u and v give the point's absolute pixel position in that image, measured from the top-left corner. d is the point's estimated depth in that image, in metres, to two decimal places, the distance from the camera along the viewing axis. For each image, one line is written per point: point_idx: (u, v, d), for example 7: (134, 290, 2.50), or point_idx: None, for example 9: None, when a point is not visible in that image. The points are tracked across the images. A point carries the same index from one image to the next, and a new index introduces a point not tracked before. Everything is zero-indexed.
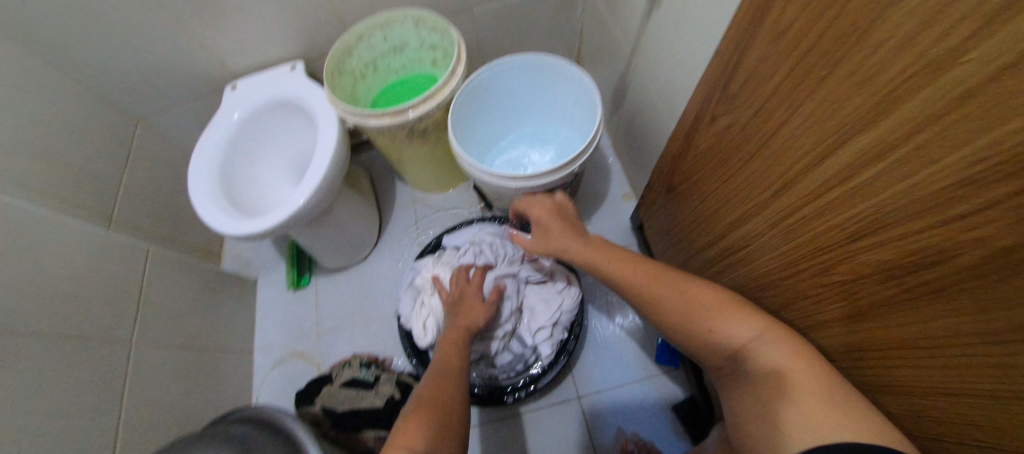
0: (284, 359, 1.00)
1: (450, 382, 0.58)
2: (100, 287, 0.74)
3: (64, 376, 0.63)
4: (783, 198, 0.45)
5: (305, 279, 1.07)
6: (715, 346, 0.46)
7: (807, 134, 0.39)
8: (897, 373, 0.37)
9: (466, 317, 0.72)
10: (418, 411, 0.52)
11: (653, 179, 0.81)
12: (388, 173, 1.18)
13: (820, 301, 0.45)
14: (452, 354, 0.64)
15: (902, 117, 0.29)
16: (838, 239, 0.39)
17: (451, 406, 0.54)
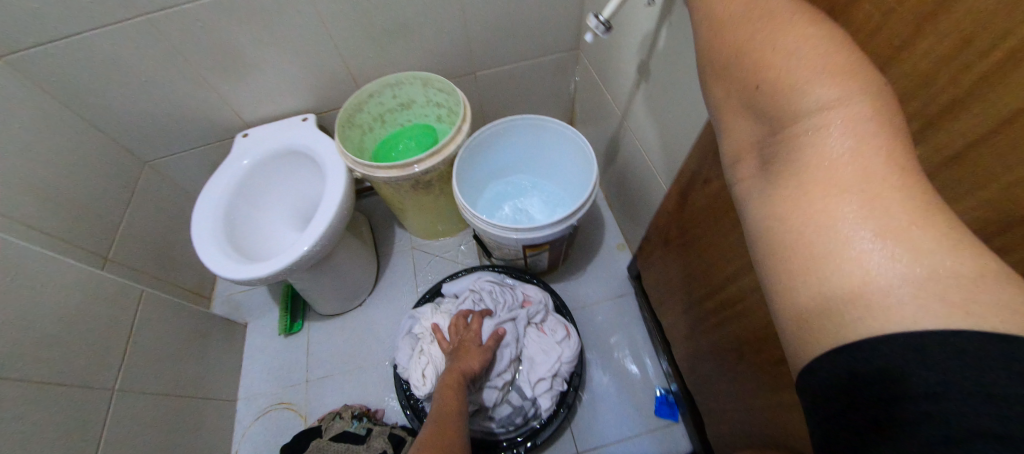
0: (269, 410, 0.96)
1: (450, 434, 0.57)
2: (87, 331, 0.71)
3: (39, 431, 0.60)
4: None
5: (297, 325, 1.04)
6: (812, 142, 0.25)
7: None
8: None
9: (465, 366, 0.72)
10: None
11: (650, 232, 0.85)
12: (388, 219, 1.21)
13: None
14: (451, 405, 0.63)
15: (982, 114, 0.24)
16: None
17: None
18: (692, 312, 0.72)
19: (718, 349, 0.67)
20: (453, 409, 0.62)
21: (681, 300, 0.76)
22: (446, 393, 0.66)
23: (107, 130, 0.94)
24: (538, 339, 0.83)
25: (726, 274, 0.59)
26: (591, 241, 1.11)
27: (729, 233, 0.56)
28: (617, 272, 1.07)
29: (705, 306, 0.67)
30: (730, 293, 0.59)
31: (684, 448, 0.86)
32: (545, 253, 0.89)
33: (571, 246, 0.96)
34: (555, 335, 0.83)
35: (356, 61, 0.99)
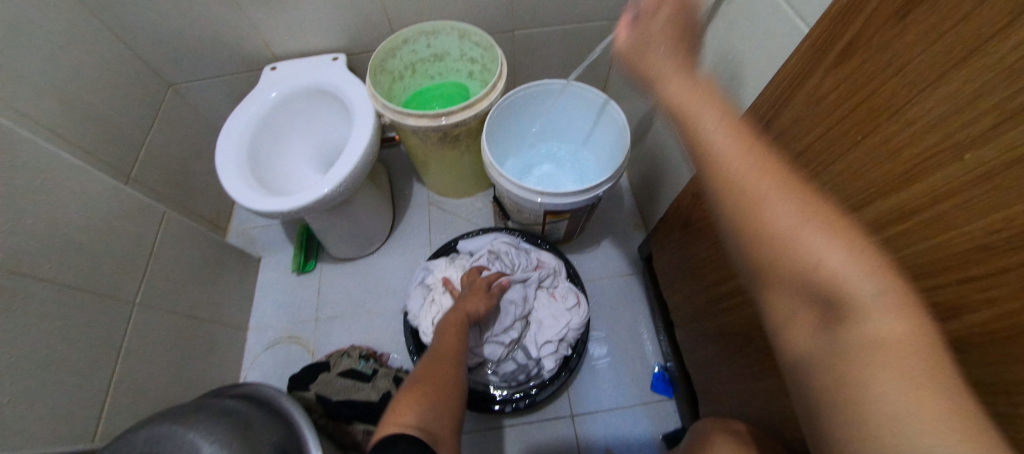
0: (278, 342, 0.99)
1: (452, 367, 0.58)
2: (111, 243, 0.73)
3: (67, 329, 0.62)
4: None
5: (310, 265, 1.06)
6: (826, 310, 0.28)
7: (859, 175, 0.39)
8: (991, 358, 0.30)
9: (474, 307, 0.72)
10: (418, 391, 0.52)
11: (669, 214, 0.84)
12: (407, 172, 1.20)
13: None
14: (454, 339, 0.64)
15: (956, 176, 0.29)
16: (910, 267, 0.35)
17: (452, 389, 0.54)
18: (705, 293, 0.72)
19: (725, 331, 0.68)
20: (457, 344, 0.64)
21: (694, 281, 0.76)
22: (449, 327, 0.67)
23: (134, 45, 0.92)
24: (548, 304, 0.84)
25: None
26: (607, 218, 1.12)
27: None
28: (630, 251, 1.07)
29: (719, 289, 0.67)
30: None
31: (673, 424, 0.89)
32: (563, 223, 0.89)
33: (589, 219, 0.96)
34: (565, 302, 0.84)
35: (394, 4, 0.95)
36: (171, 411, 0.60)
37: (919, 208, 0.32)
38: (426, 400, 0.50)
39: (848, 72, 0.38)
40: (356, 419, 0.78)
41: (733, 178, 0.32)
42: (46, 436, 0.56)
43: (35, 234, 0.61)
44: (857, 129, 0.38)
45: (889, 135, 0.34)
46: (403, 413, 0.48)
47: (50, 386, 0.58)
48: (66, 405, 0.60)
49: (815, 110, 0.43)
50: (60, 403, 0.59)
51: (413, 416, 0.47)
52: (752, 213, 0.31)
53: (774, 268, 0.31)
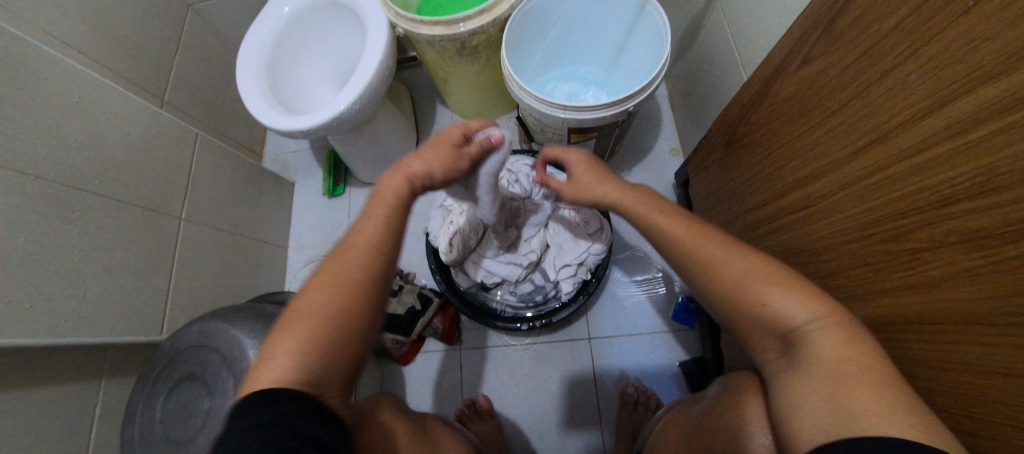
0: (316, 259, 1.06)
1: (355, 288, 0.40)
2: (154, 162, 0.77)
3: (123, 239, 0.69)
4: (855, 160, 0.41)
5: (339, 189, 1.09)
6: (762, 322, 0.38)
7: (864, 119, 0.40)
8: (951, 298, 0.33)
9: (420, 177, 0.46)
10: (299, 325, 0.37)
11: (712, 132, 0.74)
12: (430, 95, 1.15)
13: (876, 268, 0.41)
14: (372, 243, 0.42)
15: (946, 120, 0.32)
16: (894, 211, 0.37)
17: (354, 323, 0.39)
18: (740, 219, 0.66)
19: None
20: (375, 249, 0.42)
21: (730, 207, 0.69)
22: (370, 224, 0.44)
23: None
24: (569, 228, 0.81)
25: (788, 179, 0.52)
26: (641, 143, 1.03)
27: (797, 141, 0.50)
28: (664, 178, 1.00)
29: (755, 213, 0.61)
30: (795, 198, 0.52)
31: (693, 352, 0.89)
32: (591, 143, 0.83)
33: (619, 141, 0.88)
34: (588, 227, 0.80)
35: None
36: (218, 310, 0.66)
37: (871, 250, 0.41)
38: (300, 353, 0.36)
39: (793, 115, 0.50)
40: (384, 329, 0.85)
41: (684, 248, 0.43)
42: (119, 326, 0.66)
43: (79, 151, 0.65)
44: (812, 185, 0.48)
45: (840, 180, 0.43)
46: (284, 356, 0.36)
47: (115, 286, 0.66)
48: (130, 303, 0.68)
49: (780, 164, 0.54)
50: (124, 300, 0.67)
51: (289, 364, 0.36)
52: (699, 272, 0.41)
53: (738, 318, 0.40)
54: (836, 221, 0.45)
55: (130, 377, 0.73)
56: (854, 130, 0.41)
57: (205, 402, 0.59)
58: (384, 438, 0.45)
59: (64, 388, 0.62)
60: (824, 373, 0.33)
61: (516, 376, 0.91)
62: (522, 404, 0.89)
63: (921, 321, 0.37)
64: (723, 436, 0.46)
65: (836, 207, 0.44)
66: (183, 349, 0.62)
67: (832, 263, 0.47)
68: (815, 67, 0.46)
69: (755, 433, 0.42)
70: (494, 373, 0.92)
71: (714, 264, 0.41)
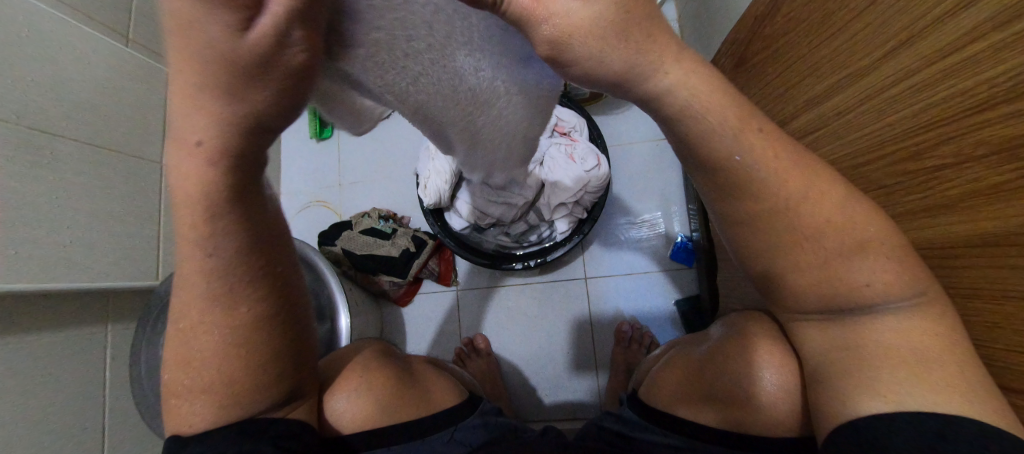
0: (308, 205, 1.03)
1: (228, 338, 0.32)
2: (124, 105, 0.72)
3: (104, 189, 0.67)
4: (880, 68, 0.36)
5: (327, 132, 1.03)
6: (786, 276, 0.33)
7: (895, 17, 0.34)
8: (971, 220, 0.30)
9: (221, 121, 0.23)
10: (180, 389, 0.33)
11: (722, 51, 0.66)
12: None
13: (890, 192, 0.37)
14: (210, 298, 0.31)
15: (992, 8, 0.26)
16: (918, 124, 0.33)
17: (236, 383, 0.33)
18: None
19: None
20: (222, 306, 0.31)
21: None
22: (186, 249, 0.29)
23: None
24: (566, 164, 0.77)
25: (800, 99, 0.47)
26: None
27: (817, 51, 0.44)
28: None
29: None
30: (804, 121, 0.47)
31: (688, 290, 0.88)
32: None
33: None
34: (585, 163, 0.77)
35: None
36: None
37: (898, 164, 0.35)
38: (196, 416, 0.33)
39: (817, 15, 0.43)
40: (381, 271, 0.87)
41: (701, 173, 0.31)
42: (112, 272, 0.67)
43: (42, 90, 0.60)
44: (837, 95, 0.41)
45: (866, 88, 0.38)
46: (182, 417, 0.33)
47: (103, 235, 0.66)
48: (119, 253, 0.68)
49: (800, 75, 0.47)
50: (112, 249, 0.67)
51: (186, 425, 0.33)
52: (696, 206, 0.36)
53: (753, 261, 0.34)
54: (848, 143, 0.41)
55: (131, 321, 0.75)
56: (894, 21, 0.34)
57: None
58: (363, 388, 0.47)
59: (64, 333, 0.64)
60: (855, 324, 0.31)
61: (513, 316, 0.93)
62: (519, 342, 0.91)
63: (937, 247, 0.34)
64: (714, 381, 0.45)
65: (862, 120, 0.38)
66: None
67: None
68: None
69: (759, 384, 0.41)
70: (490, 313, 0.93)
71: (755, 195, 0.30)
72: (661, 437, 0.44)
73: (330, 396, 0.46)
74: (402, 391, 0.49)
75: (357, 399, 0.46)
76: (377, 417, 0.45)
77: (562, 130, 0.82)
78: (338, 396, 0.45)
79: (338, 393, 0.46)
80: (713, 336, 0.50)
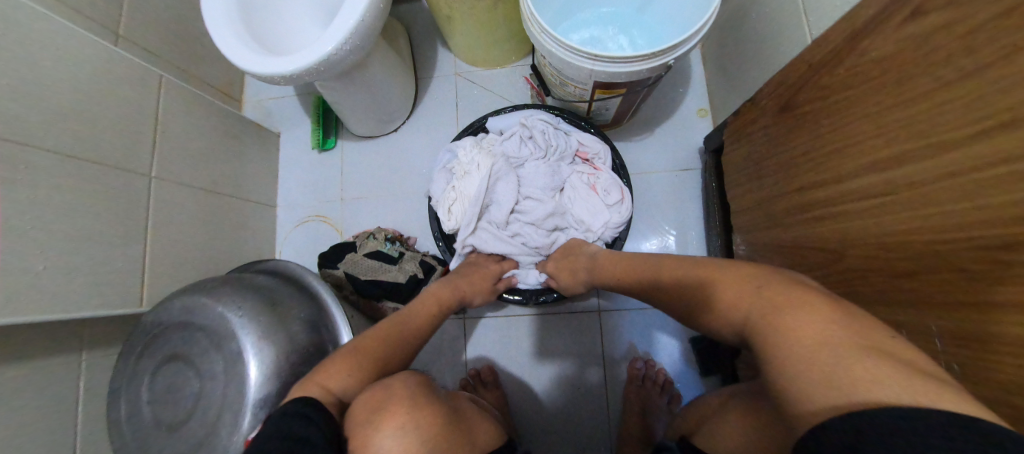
0: (307, 220, 0.97)
1: (399, 347, 0.55)
2: (110, 111, 0.65)
3: (82, 206, 0.60)
4: (967, 147, 0.34)
5: (330, 143, 0.98)
6: None
7: (992, 97, 0.31)
8: None
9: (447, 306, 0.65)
10: (347, 362, 0.48)
11: (761, 93, 0.63)
12: (431, 34, 1.00)
13: (972, 279, 0.34)
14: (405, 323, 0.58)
15: None
16: (1009, 215, 0.30)
17: (383, 368, 0.51)
18: (781, 200, 0.59)
19: (798, 244, 0.56)
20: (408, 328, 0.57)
21: (770, 184, 0.62)
22: (423, 304, 0.63)
23: None
24: (589, 197, 0.77)
25: (862, 161, 0.45)
26: (666, 101, 0.93)
27: (886, 115, 0.41)
28: (688, 143, 0.91)
29: (803, 195, 0.55)
30: (864, 185, 0.45)
31: None
32: (616, 100, 0.74)
33: (647, 97, 0.79)
34: (608, 197, 0.76)
35: None
36: (202, 282, 0.61)
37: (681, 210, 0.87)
38: (350, 378, 0.47)
39: (891, 78, 0.40)
40: (384, 297, 0.81)
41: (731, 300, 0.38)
42: (90, 300, 0.60)
43: (17, 97, 0.53)
44: (887, 172, 0.42)
45: (949, 165, 0.35)
46: (334, 375, 0.46)
47: (80, 259, 0.59)
48: (95, 279, 0.61)
49: (849, 139, 0.46)
50: (89, 275, 0.60)
51: (342, 383, 0.46)
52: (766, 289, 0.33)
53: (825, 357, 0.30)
54: (925, 218, 0.38)
55: (107, 349, 0.68)
56: (977, 107, 0.32)
57: (194, 385, 0.55)
58: (412, 424, 0.42)
59: (29, 370, 0.56)
60: None
61: (521, 347, 0.89)
62: (529, 373, 0.88)
63: (1014, 349, 0.31)
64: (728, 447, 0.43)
65: (903, 206, 0.40)
66: (167, 325, 0.57)
67: (911, 264, 0.40)
68: (939, 18, 0.35)
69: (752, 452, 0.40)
70: (498, 342, 0.89)
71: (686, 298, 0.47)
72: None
73: (375, 430, 0.41)
74: (453, 437, 0.44)
75: (405, 436, 0.41)
76: None
77: (584, 157, 0.80)
78: (385, 431, 0.41)
79: (385, 426, 0.41)
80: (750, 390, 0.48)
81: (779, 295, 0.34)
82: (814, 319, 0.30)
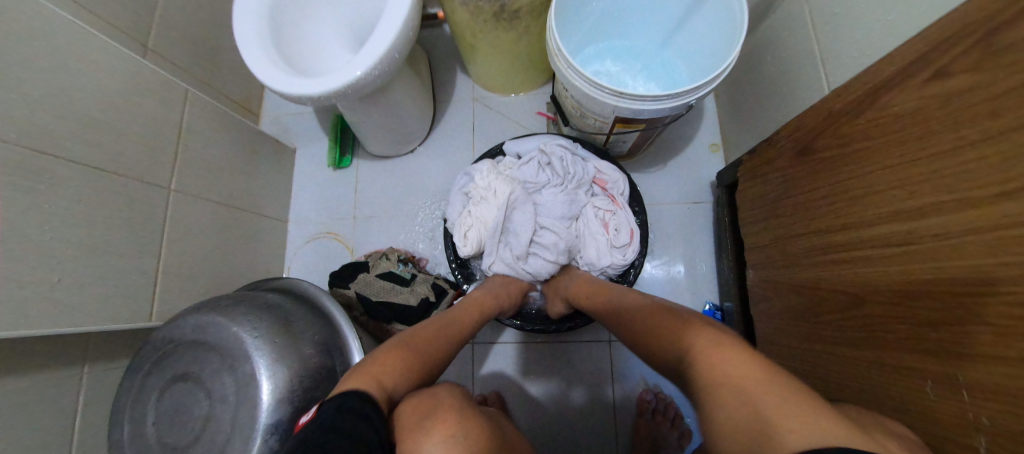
0: (318, 236, 0.97)
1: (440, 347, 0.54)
2: (134, 123, 0.65)
3: (99, 218, 0.59)
4: (997, 205, 0.34)
5: (346, 161, 0.98)
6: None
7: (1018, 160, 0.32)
8: None
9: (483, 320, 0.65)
10: (393, 358, 0.47)
11: (777, 135, 0.65)
12: (451, 60, 1.03)
13: (999, 334, 0.34)
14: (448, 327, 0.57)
15: None
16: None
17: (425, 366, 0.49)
18: (801, 241, 0.60)
19: (817, 287, 0.57)
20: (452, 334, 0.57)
21: (788, 224, 0.63)
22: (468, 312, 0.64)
23: None
24: (599, 234, 0.76)
25: (884, 209, 0.46)
26: (678, 136, 0.95)
27: (910, 169, 0.42)
28: (700, 177, 0.93)
29: (823, 238, 0.55)
30: (885, 233, 0.46)
31: None
32: (633, 134, 0.75)
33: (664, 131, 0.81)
34: (617, 237, 0.76)
35: None
36: (215, 300, 0.60)
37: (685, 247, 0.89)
38: (398, 374, 0.45)
39: (913, 131, 0.42)
40: (395, 319, 0.81)
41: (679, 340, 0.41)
42: (98, 313, 0.58)
43: (45, 109, 0.53)
44: (904, 222, 0.43)
45: (980, 221, 0.36)
46: (386, 370, 0.45)
47: (94, 272, 0.58)
48: (105, 294, 0.59)
49: (863, 189, 0.48)
50: (99, 290, 0.59)
51: (390, 376, 0.44)
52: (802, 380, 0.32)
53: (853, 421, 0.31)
54: (951, 270, 0.38)
55: (107, 363, 0.65)
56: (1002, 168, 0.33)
57: (202, 405, 0.53)
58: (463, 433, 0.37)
59: (25, 384, 0.54)
60: None
61: (529, 375, 0.88)
62: (537, 403, 0.86)
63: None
64: None
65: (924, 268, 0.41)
66: (178, 343, 0.56)
67: (934, 314, 0.40)
68: (955, 83, 0.37)
69: None
70: (506, 368, 0.88)
71: (642, 329, 0.50)
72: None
73: (424, 438, 0.36)
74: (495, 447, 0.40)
75: (454, 449, 0.35)
76: None
77: (602, 185, 0.80)
78: (439, 436, 0.36)
79: (435, 433, 0.37)
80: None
81: (688, 339, 0.40)
82: (720, 356, 0.35)
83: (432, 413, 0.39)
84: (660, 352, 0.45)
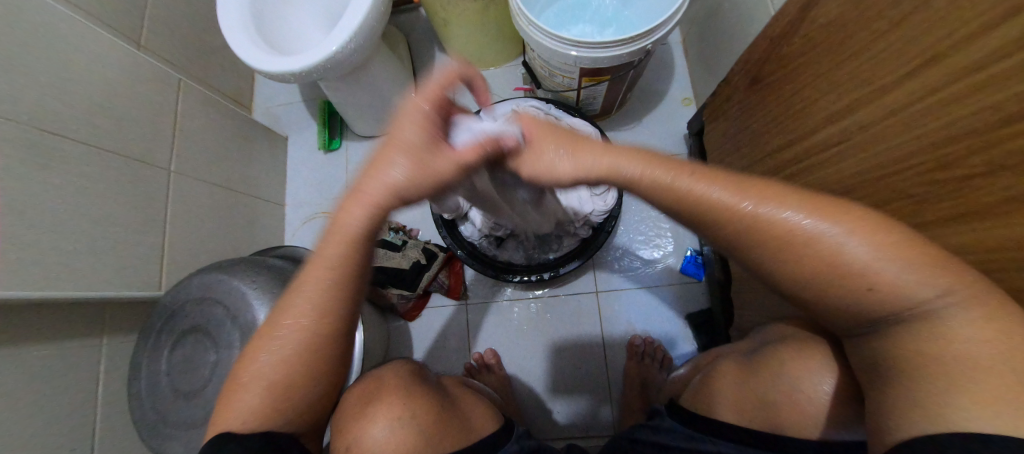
0: (314, 217, 1.01)
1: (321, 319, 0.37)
2: (132, 109, 0.70)
3: (105, 195, 0.64)
4: (906, 84, 0.38)
5: (335, 143, 1.03)
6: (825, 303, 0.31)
7: (917, 40, 0.36)
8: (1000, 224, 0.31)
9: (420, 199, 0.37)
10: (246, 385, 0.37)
11: (733, 72, 0.69)
12: (429, 41, 1.07)
13: (922, 202, 0.38)
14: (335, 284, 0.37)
15: (995, 42, 0.29)
16: (939, 138, 0.35)
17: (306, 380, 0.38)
18: (759, 166, 0.63)
19: None
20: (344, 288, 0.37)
21: (747, 154, 0.66)
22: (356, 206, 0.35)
23: None
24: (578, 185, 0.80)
25: (821, 116, 0.49)
26: (651, 92, 0.99)
27: (838, 73, 0.46)
28: (675, 130, 0.97)
29: (775, 158, 0.59)
30: (823, 138, 0.49)
31: (699, 304, 0.89)
32: (603, 87, 0.79)
33: (632, 86, 0.85)
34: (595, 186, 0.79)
35: None
36: (216, 263, 0.64)
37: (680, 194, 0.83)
38: (254, 411, 0.36)
39: (837, 37, 0.45)
40: (389, 283, 0.85)
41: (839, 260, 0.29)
42: (113, 282, 0.64)
43: (46, 93, 0.58)
44: (835, 124, 0.47)
45: (893, 103, 0.39)
46: (234, 409, 0.36)
47: (107, 244, 0.64)
48: (117, 265, 0.65)
49: (803, 103, 0.52)
50: (112, 260, 0.64)
51: (240, 417, 0.36)
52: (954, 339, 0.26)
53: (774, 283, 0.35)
54: (875, 156, 0.42)
55: (127, 335, 0.71)
56: (907, 51, 0.37)
57: (211, 354, 0.58)
58: (408, 416, 0.43)
59: (55, 347, 0.59)
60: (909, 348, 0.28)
61: (523, 330, 0.92)
62: (531, 357, 0.90)
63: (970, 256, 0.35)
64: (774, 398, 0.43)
65: (928, 169, 0.36)
66: (184, 302, 0.61)
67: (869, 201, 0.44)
68: None
69: (808, 383, 0.41)
70: (500, 326, 0.93)
71: (758, 210, 0.32)
72: (710, 446, 0.43)
73: (371, 425, 0.43)
74: (444, 415, 0.45)
75: (398, 430, 0.42)
76: (417, 443, 0.41)
77: None
78: (382, 422, 0.43)
79: (381, 421, 0.43)
80: (755, 345, 0.53)
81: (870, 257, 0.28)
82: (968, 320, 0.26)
83: (376, 403, 0.45)
84: (805, 264, 0.30)
